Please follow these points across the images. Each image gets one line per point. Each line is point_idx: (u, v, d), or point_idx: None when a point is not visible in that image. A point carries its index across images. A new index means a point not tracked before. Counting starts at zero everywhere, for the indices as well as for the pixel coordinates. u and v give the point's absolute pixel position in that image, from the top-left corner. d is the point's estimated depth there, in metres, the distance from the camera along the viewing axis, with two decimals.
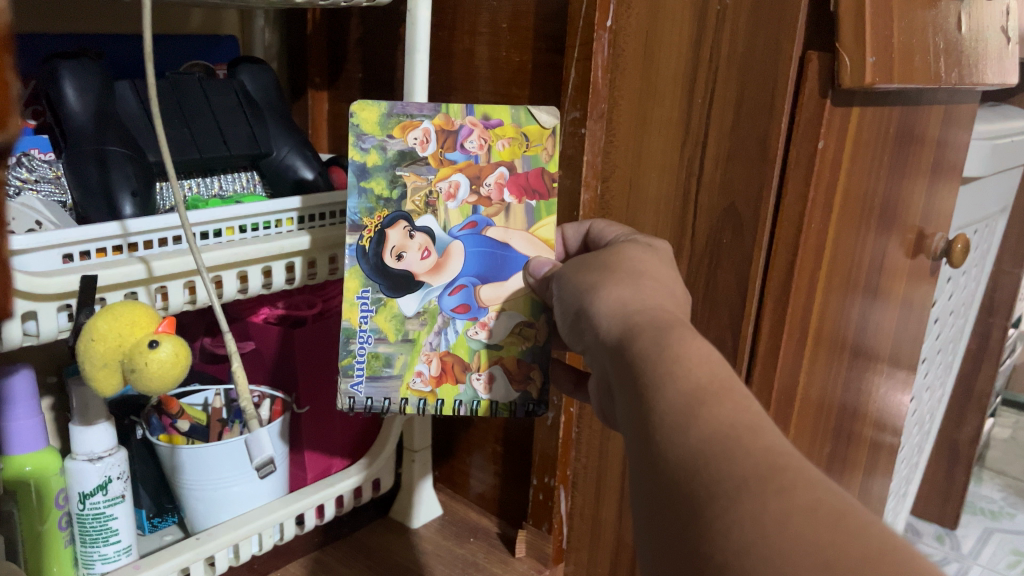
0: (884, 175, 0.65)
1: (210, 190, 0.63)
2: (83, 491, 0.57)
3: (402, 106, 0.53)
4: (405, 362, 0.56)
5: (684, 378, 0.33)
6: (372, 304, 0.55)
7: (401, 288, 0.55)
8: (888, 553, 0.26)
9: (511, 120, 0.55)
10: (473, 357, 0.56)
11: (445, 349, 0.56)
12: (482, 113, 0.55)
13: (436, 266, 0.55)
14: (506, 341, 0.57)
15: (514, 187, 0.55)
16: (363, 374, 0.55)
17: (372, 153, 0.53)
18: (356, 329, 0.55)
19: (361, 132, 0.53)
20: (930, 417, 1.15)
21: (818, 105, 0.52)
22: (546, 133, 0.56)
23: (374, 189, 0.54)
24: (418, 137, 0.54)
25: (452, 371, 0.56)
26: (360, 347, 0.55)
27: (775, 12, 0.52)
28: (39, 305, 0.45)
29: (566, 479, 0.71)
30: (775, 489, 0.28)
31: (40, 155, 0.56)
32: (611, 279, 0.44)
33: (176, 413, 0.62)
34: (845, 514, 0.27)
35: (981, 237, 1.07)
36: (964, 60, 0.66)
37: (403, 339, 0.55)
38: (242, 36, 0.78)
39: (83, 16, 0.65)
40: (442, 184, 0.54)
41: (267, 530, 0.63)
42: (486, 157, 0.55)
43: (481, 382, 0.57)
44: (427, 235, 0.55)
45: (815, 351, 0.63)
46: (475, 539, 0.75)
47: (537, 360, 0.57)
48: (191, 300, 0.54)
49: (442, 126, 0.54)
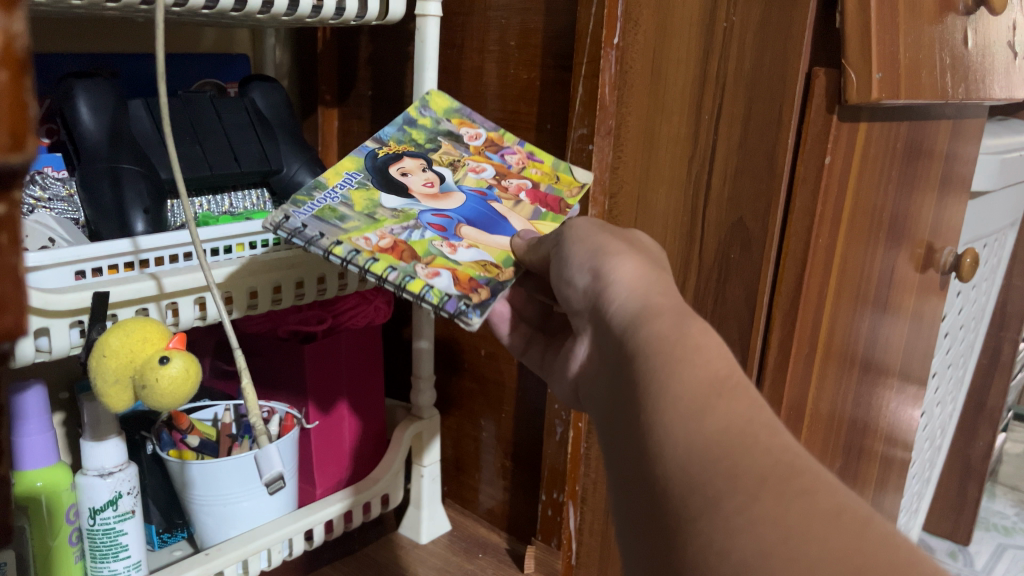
0: (893, 189, 0.65)
1: (220, 207, 0.64)
2: (93, 506, 0.57)
3: (470, 114, 0.64)
4: (356, 227, 0.51)
5: (704, 367, 0.31)
6: (356, 184, 0.55)
7: (391, 189, 0.56)
8: (914, 565, 0.24)
9: (552, 164, 0.61)
10: (427, 256, 0.51)
11: (404, 239, 0.52)
12: (530, 151, 0.62)
13: (433, 195, 0.56)
14: (466, 263, 0.51)
15: (532, 192, 0.58)
16: (313, 213, 0.52)
17: (426, 119, 0.62)
18: (329, 187, 0.54)
19: (428, 106, 0.63)
20: (942, 431, 1.15)
21: (825, 121, 0.52)
22: (576, 186, 0.59)
23: (411, 135, 0.60)
24: (470, 134, 0.62)
25: (401, 252, 0.50)
26: (324, 199, 0.53)
27: (781, 29, 0.52)
28: (52, 322, 0.46)
29: (575, 494, 0.69)
30: (797, 491, 0.27)
31: (54, 174, 0.57)
32: (634, 253, 0.41)
33: (186, 428, 0.62)
34: (866, 522, 0.26)
35: (991, 251, 1.07)
36: (972, 75, 0.66)
37: (367, 215, 0.53)
38: (254, 54, 0.79)
39: (99, 37, 0.67)
40: (471, 161, 0.60)
41: (276, 546, 0.63)
42: (517, 168, 0.60)
43: (424, 271, 0.49)
44: (438, 176, 0.58)
45: (825, 365, 0.63)
46: (484, 554, 0.75)
47: (490, 285, 0.49)
48: (202, 316, 0.55)
49: (495, 138, 0.63)
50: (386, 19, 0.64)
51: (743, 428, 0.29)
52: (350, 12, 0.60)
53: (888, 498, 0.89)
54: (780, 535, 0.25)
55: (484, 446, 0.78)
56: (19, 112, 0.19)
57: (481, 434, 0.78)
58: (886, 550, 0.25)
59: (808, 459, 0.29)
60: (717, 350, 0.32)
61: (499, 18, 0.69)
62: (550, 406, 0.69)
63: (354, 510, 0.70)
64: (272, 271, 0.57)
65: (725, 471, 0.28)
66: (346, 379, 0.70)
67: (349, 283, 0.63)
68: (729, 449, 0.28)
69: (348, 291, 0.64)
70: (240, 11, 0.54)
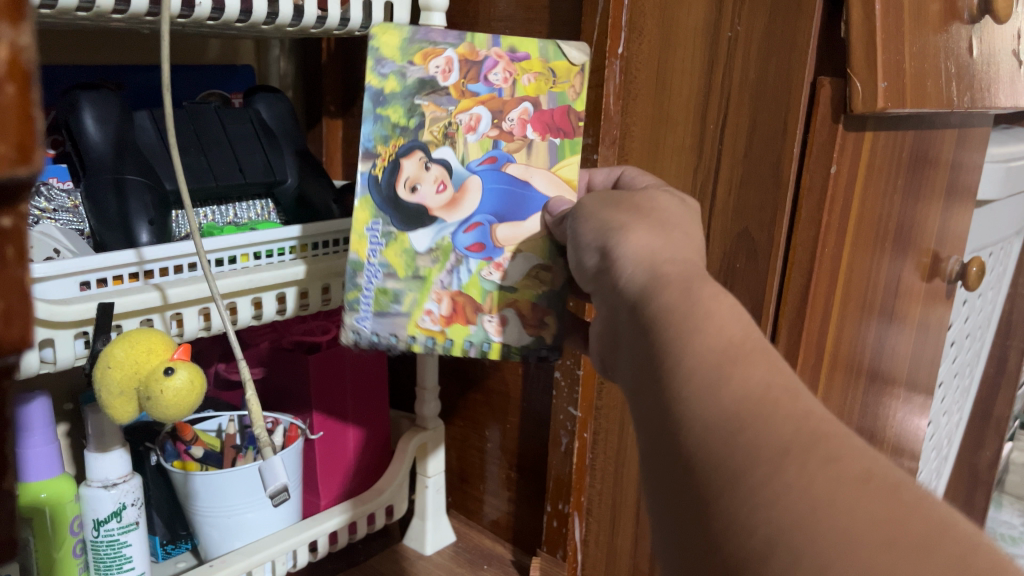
0: (898, 198, 0.65)
1: (225, 218, 0.64)
2: (97, 518, 0.57)
3: (425, 33, 0.53)
4: (414, 300, 0.55)
5: (717, 333, 0.31)
6: (383, 237, 0.54)
7: (413, 220, 0.54)
8: (946, 531, 0.24)
9: (538, 54, 0.55)
10: (485, 298, 0.55)
11: (457, 287, 0.55)
12: (508, 46, 0.54)
13: (452, 200, 0.54)
14: (520, 283, 0.55)
15: (537, 124, 0.55)
16: (369, 310, 0.55)
17: (391, 79, 0.53)
18: (364, 262, 0.54)
19: (380, 56, 0.53)
20: (950, 441, 1.14)
21: (831, 130, 0.52)
22: (574, 71, 0.55)
23: (390, 116, 0.53)
24: (440, 65, 0.53)
25: (463, 311, 0.55)
26: (368, 281, 0.55)
27: (786, 38, 0.52)
28: (57, 333, 0.46)
29: (581, 505, 0.69)
30: (823, 457, 0.26)
31: (59, 185, 0.57)
32: (641, 223, 0.42)
33: (190, 439, 0.62)
34: (900, 488, 0.25)
35: (997, 260, 1.07)
36: (977, 84, 0.66)
37: (413, 276, 0.55)
38: (258, 66, 0.79)
39: (104, 49, 0.67)
40: (463, 116, 0.54)
41: (280, 557, 0.63)
42: (510, 90, 0.54)
43: (492, 324, 0.55)
44: (444, 166, 0.54)
45: (832, 374, 0.63)
46: (489, 565, 0.74)
47: (552, 304, 0.55)
48: (206, 326, 0.55)
49: (466, 56, 0.54)
50: None
51: (766, 395, 0.29)
52: (354, 22, 0.61)
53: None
54: (808, 506, 0.25)
55: (489, 456, 0.77)
56: (26, 123, 0.18)
57: (486, 445, 0.77)
58: (919, 515, 0.24)
59: (833, 423, 0.28)
60: (728, 314, 0.32)
61: (503, 28, 0.70)
62: (555, 416, 0.68)
63: (358, 521, 0.69)
64: (276, 281, 0.57)
65: (746, 445, 0.27)
66: (352, 390, 0.70)
67: None
68: (754, 418, 0.28)
69: None
70: (245, 21, 0.54)
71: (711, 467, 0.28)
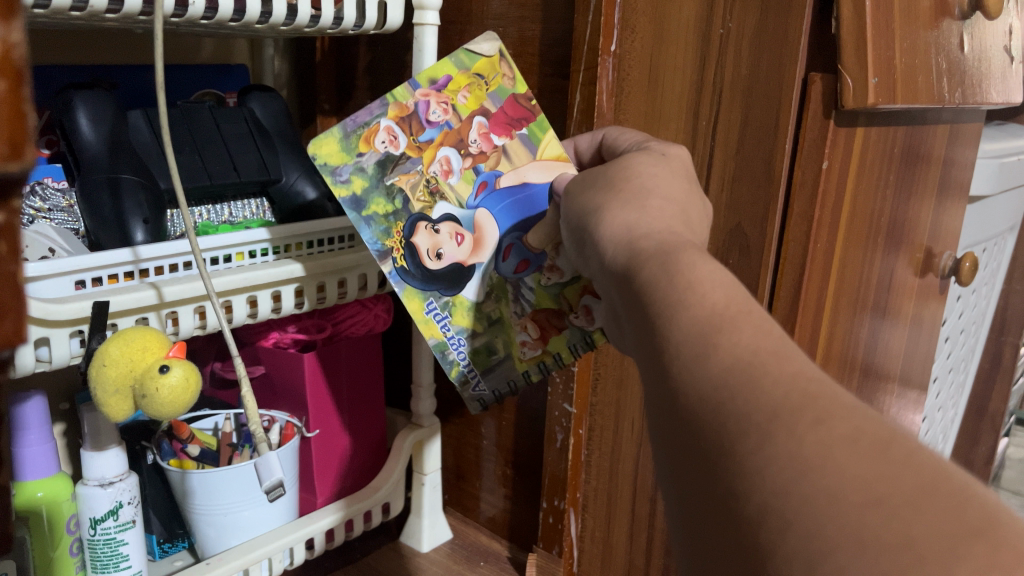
0: (891, 194, 0.65)
1: (220, 217, 0.64)
2: (94, 517, 0.57)
3: (354, 121, 0.54)
4: (506, 343, 0.56)
5: (702, 302, 0.31)
6: (444, 309, 0.55)
7: (458, 282, 0.55)
8: (942, 481, 0.24)
9: (456, 68, 0.56)
10: (561, 301, 0.56)
11: (533, 309, 0.56)
12: (427, 80, 0.55)
13: (475, 243, 0.55)
14: (580, 269, 0.55)
15: (498, 127, 0.56)
16: (475, 372, 0.56)
17: (354, 179, 0.54)
18: (444, 340, 0.55)
19: (333, 166, 0.54)
20: (945, 438, 1.15)
21: (823, 124, 0.53)
22: (495, 61, 0.57)
23: (376, 211, 0.55)
24: (385, 138, 0.55)
25: (551, 325, 0.56)
26: (457, 352, 0.56)
27: (778, 35, 0.53)
28: (52, 332, 0.46)
29: (577, 502, 0.69)
30: (811, 417, 0.26)
31: (54, 184, 0.57)
32: (616, 201, 0.42)
33: (186, 438, 0.62)
34: (893, 441, 0.26)
35: (991, 256, 1.07)
36: (968, 80, 0.66)
37: (490, 323, 0.56)
38: (252, 65, 0.80)
39: (98, 50, 0.67)
40: (434, 167, 0.55)
41: (277, 555, 0.63)
42: (456, 117, 0.55)
43: (582, 318, 0.56)
44: (450, 221, 0.55)
45: (825, 368, 0.63)
46: (486, 563, 0.75)
47: None
48: (201, 325, 0.55)
49: (399, 114, 0.55)
50: (384, 29, 0.65)
51: (751, 361, 0.28)
52: (349, 20, 0.61)
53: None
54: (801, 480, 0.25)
55: (485, 453, 0.77)
56: (18, 120, 0.19)
57: (482, 442, 0.77)
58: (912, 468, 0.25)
59: (823, 382, 0.28)
60: (715, 279, 0.32)
61: (495, 26, 0.70)
62: (550, 413, 0.68)
63: (355, 518, 0.70)
64: (273, 280, 0.57)
65: (736, 415, 0.27)
66: (347, 388, 0.70)
67: (349, 292, 0.63)
68: (742, 388, 0.28)
69: (348, 298, 0.64)
70: (239, 20, 0.54)
71: (714, 435, 0.28)
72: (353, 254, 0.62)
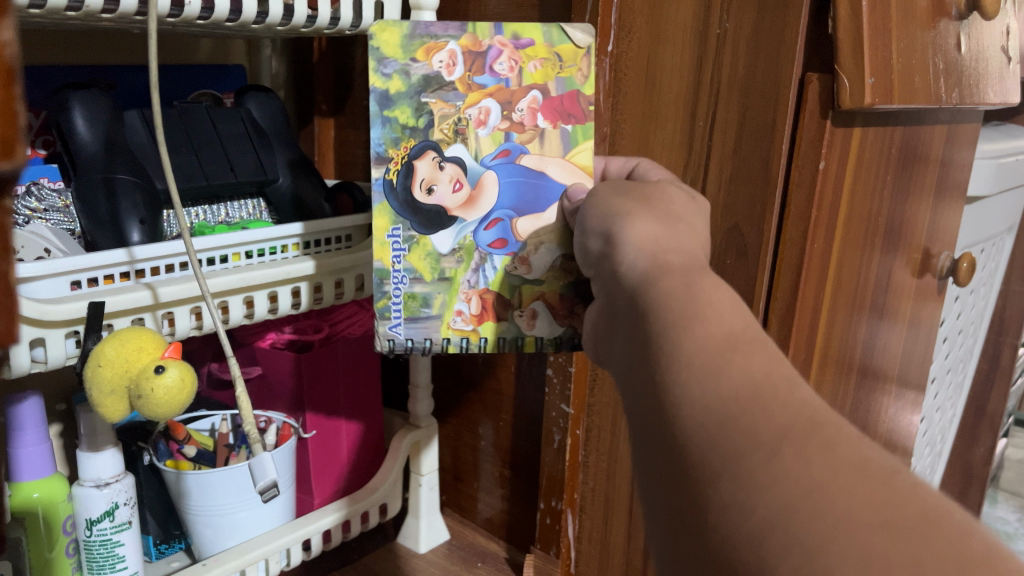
0: (888, 194, 0.65)
1: (217, 218, 0.64)
2: (90, 518, 0.57)
3: (426, 28, 0.52)
4: (443, 302, 0.54)
5: (717, 324, 0.31)
6: (404, 242, 0.53)
7: (433, 224, 0.53)
8: (946, 513, 0.24)
9: (542, 39, 0.53)
10: (513, 294, 0.55)
11: (485, 286, 0.54)
12: (511, 33, 0.53)
13: (468, 199, 0.53)
14: (546, 276, 0.54)
15: (548, 111, 0.53)
16: (401, 316, 0.54)
17: (395, 79, 0.52)
18: (389, 269, 0.54)
19: (383, 56, 0.52)
20: (943, 438, 1.15)
21: (819, 126, 0.52)
22: (580, 53, 0.54)
23: (398, 117, 0.52)
24: (443, 60, 0.52)
25: (494, 309, 0.55)
26: (394, 288, 0.54)
27: (774, 35, 0.53)
28: (47, 332, 0.46)
29: (574, 502, 0.69)
30: (817, 443, 0.26)
31: (50, 185, 0.57)
32: (648, 211, 0.42)
33: (182, 438, 0.62)
34: (898, 473, 0.26)
35: (988, 256, 1.07)
36: (965, 80, 0.66)
37: (439, 278, 0.54)
38: (249, 65, 0.79)
39: (94, 50, 0.67)
40: (471, 111, 0.53)
41: (273, 556, 0.63)
42: (517, 80, 0.53)
43: (524, 319, 0.55)
44: (458, 166, 0.53)
45: (822, 368, 0.63)
46: (483, 563, 0.74)
47: (580, 295, 0.55)
48: (198, 325, 0.55)
49: (468, 47, 0.52)
50: (381, 30, 0.65)
51: (762, 383, 0.29)
52: (345, 21, 0.61)
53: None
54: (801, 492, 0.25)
55: (483, 454, 0.77)
56: (9, 118, 0.19)
57: (480, 443, 0.77)
58: (919, 498, 0.25)
59: (829, 412, 0.28)
60: (731, 307, 0.32)
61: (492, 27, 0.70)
62: (548, 413, 0.69)
63: (352, 519, 0.69)
64: (269, 280, 0.57)
65: (741, 430, 0.27)
66: (344, 388, 0.70)
67: (346, 293, 0.63)
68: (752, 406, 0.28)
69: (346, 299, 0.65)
70: (236, 20, 0.54)
71: (704, 449, 0.28)
72: (349, 254, 0.62)
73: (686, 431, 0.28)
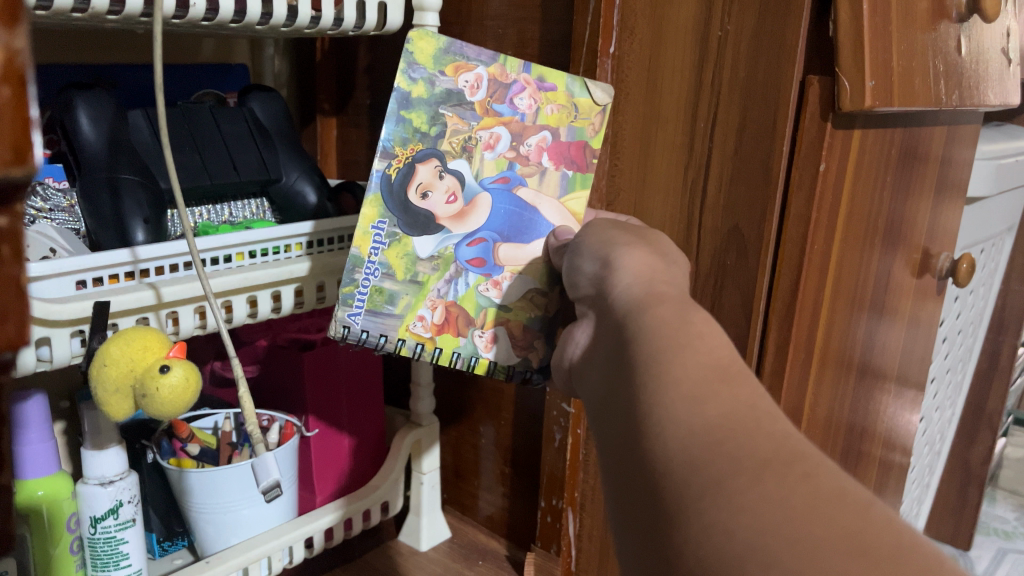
0: (888, 195, 0.66)
1: (220, 217, 0.64)
2: (94, 515, 0.57)
3: (460, 47, 0.53)
4: (409, 304, 0.53)
5: (706, 355, 0.32)
6: (386, 237, 0.52)
7: (420, 227, 0.53)
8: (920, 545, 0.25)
9: (565, 87, 0.54)
10: (479, 314, 0.54)
11: (453, 299, 0.53)
12: (537, 74, 0.54)
13: (459, 213, 0.53)
14: (516, 304, 0.54)
15: (554, 154, 0.54)
16: (363, 306, 0.53)
17: (420, 85, 0.52)
18: (364, 258, 0.52)
19: (413, 61, 0.52)
20: (942, 436, 1.15)
21: (820, 128, 0.52)
22: (596, 109, 0.54)
23: (413, 120, 0.52)
24: (469, 81, 0.53)
25: (456, 322, 0.54)
26: (364, 278, 0.52)
27: (774, 37, 0.53)
28: (53, 332, 0.47)
29: (575, 501, 0.68)
30: (796, 470, 0.27)
31: (54, 185, 0.57)
32: (644, 247, 0.42)
33: (186, 436, 0.63)
34: (873, 505, 0.26)
35: (988, 256, 1.07)
36: (965, 82, 0.67)
37: (410, 280, 0.53)
38: (253, 64, 0.80)
39: (98, 49, 0.67)
40: (483, 133, 0.53)
41: (276, 554, 0.64)
42: (531, 118, 0.54)
43: (483, 340, 0.54)
44: (457, 179, 0.53)
45: (822, 368, 0.63)
46: (484, 561, 0.75)
47: (544, 331, 0.54)
48: (201, 325, 0.55)
49: (495, 75, 0.53)
50: (384, 29, 0.65)
51: (745, 414, 0.29)
52: (349, 22, 0.61)
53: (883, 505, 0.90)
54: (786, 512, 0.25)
55: (484, 452, 0.78)
56: (21, 125, 0.19)
57: (480, 441, 0.78)
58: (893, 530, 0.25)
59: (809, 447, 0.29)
60: (719, 338, 0.33)
61: (495, 28, 0.70)
62: (549, 412, 0.69)
63: (353, 518, 0.70)
64: (272, 280, 0.57)
65: (728, 453, 0.27)
66: (347, 387, 0.71)
67: None
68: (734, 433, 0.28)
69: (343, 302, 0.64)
70: (240, 22, 0.54)
71: (667, 485, 0.28)
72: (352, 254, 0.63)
73: (677, 439, 0.29)
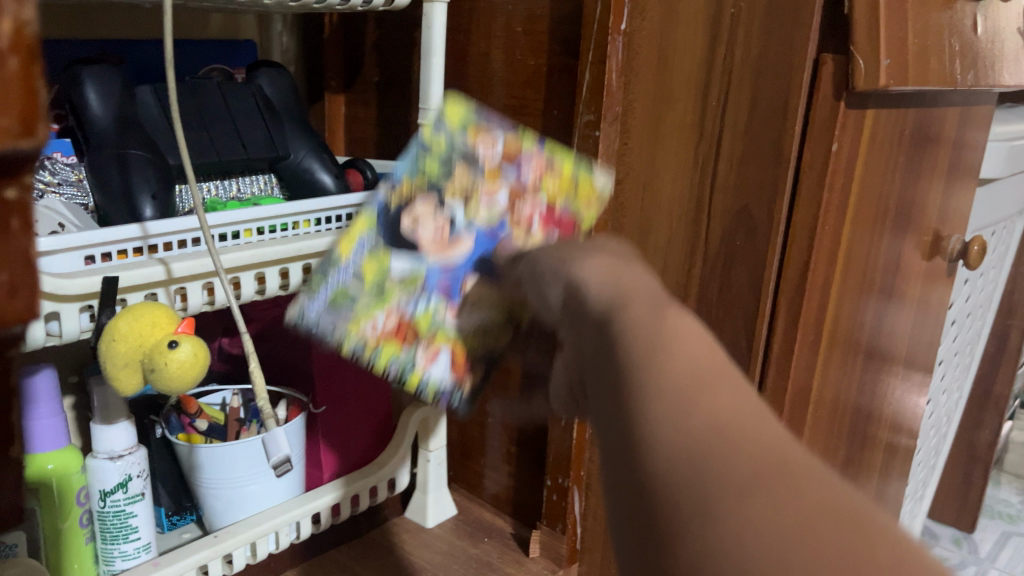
0: (900, 176, 0.65)
1: (228, 193, 0.64)
2: (104, 488, 0.58)
3: (485, 116, 0.53)
4: (365, 309, 0.51)
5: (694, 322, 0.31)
6: (367, 247, 0.52)
7: (403, 245, 0.51)
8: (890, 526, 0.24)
9: (569, 170, 0.53)
10: (431, 334, 0.51)
11: (410, 316, 0.51)
12: (548, 154, 0.53)
13: (441, 250, 0.51)
14: (469, 334, 0.51)
15: (546, 218, 0.51)
16: (322, 301, 0.51)
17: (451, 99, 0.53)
18: (340, 260, 0.52)
19: (441, 124, 0.53)
20: (948, 419, 1.15)
21: (832, 108, 0.52)
22: (596, 193, 0.53)
23: (424, 167, 0.52)
24: (486, 144, 0.52)
25: (405, 334, 0.51)
26: (332, 275, 0.51)
27: (789, 15, 0.52)
28: (62, 306, 0.47)
29: (580, 479, 0.70)
30: (788, 483, 0.24)
31: (62, 159, 0.57)
32: None
33: (194, 412, 0.63)
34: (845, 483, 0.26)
35: (999, 240, 1.07)
36: (981, 62, 0.66)
37: (375, 290, 0.51)
38: (261, 40, 0.79)
39: (105, 24, 0.67)
40: (494, 142, 0.52)
41: (283, 529, 0.64)
42: (533, 190, 0.52)
43: (426, 359, 0.51)
44: (448, 217, 0.51)
45: (829, 350, 0.63)
46: (489, 539, 0.75)
47: (487, 361, 0.52)
48: (210, 301, 0.56)
49: (511, 147, 0.52)
50: (392, 5, 0.64)
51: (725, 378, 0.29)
52: None
53: (884, 483, 0.91)
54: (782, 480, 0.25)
55: (490, 431, 0.78)
56: (29, 97, 0.19)
57: (487, 420, 0.78)
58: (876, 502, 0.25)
59: None
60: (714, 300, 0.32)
61: None
62: None
63: (361, 495, 0.70)
64: (281, 256, 0.57)
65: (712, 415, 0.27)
66: (353, 365, 0.71)
67: None
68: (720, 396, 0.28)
69: None
70: None
71: (653, 445, 0.28)
72: None
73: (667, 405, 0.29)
